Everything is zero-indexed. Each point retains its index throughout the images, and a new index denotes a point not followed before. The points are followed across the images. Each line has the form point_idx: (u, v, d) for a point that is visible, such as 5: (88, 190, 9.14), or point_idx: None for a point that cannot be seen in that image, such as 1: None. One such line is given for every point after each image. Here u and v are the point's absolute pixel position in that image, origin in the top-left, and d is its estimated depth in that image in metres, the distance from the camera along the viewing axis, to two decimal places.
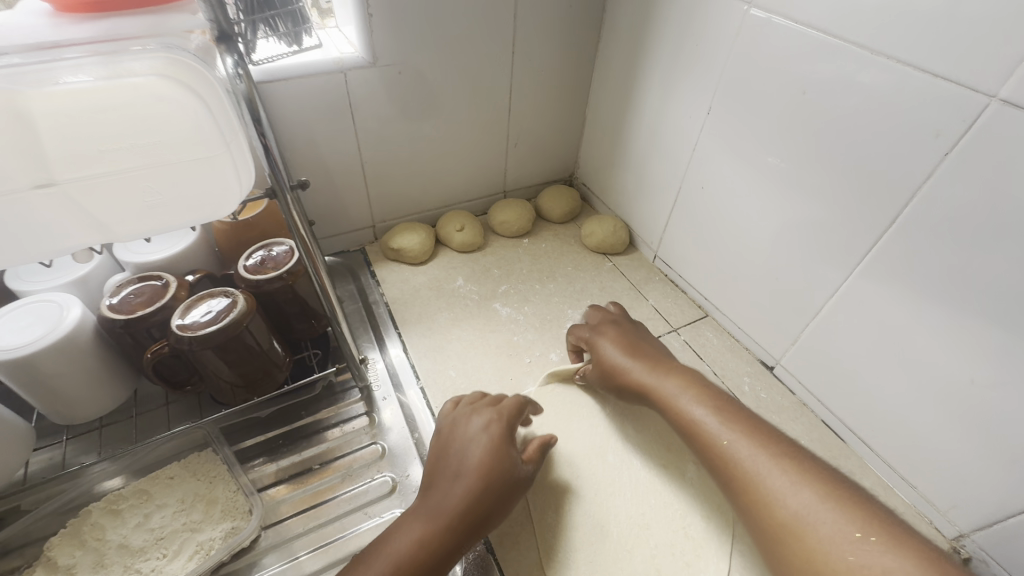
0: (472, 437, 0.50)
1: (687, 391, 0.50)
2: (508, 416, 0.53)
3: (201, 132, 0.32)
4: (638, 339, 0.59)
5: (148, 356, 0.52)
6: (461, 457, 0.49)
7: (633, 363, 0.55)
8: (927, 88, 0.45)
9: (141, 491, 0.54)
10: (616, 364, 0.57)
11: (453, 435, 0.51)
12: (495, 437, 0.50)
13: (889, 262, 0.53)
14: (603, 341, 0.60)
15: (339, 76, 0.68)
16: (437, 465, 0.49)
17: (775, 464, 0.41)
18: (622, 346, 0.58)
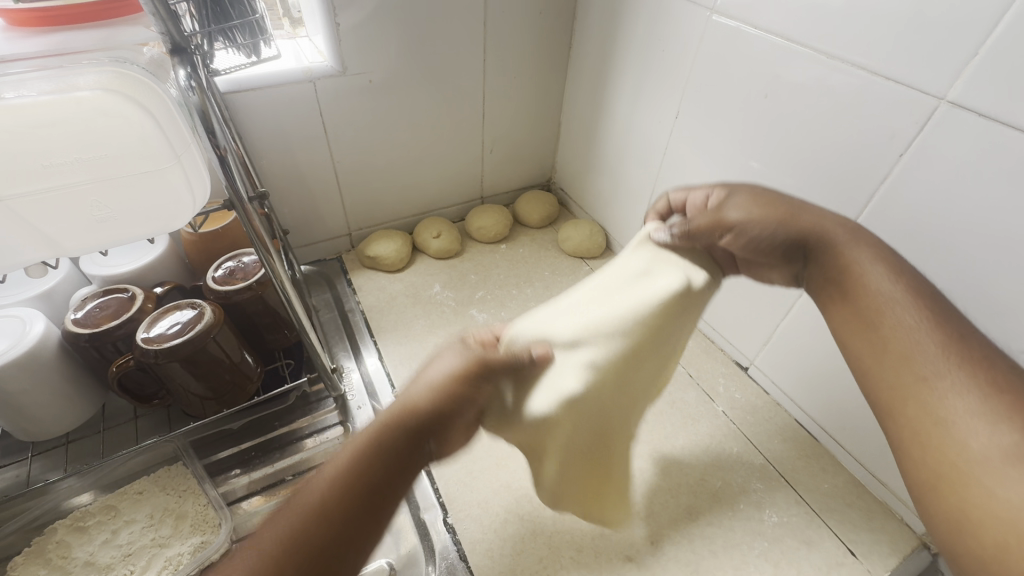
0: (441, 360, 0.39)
1: (875, 262, 0.39)
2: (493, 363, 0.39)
3: (151, 145, 0.32)
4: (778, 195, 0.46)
5: (114, 370, 0.51)
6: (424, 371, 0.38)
7: (774, 212, 0.43)
8: (880, 91, 0.46)
9: (110, 507, 0.53)
10: (755, 212, 0.44)
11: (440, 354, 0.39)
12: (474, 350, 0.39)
13: None
14: (731, 194, 0.47)
15: (308, 85, 0.67)
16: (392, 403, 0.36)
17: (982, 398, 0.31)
18: (758, 201, 0.45)
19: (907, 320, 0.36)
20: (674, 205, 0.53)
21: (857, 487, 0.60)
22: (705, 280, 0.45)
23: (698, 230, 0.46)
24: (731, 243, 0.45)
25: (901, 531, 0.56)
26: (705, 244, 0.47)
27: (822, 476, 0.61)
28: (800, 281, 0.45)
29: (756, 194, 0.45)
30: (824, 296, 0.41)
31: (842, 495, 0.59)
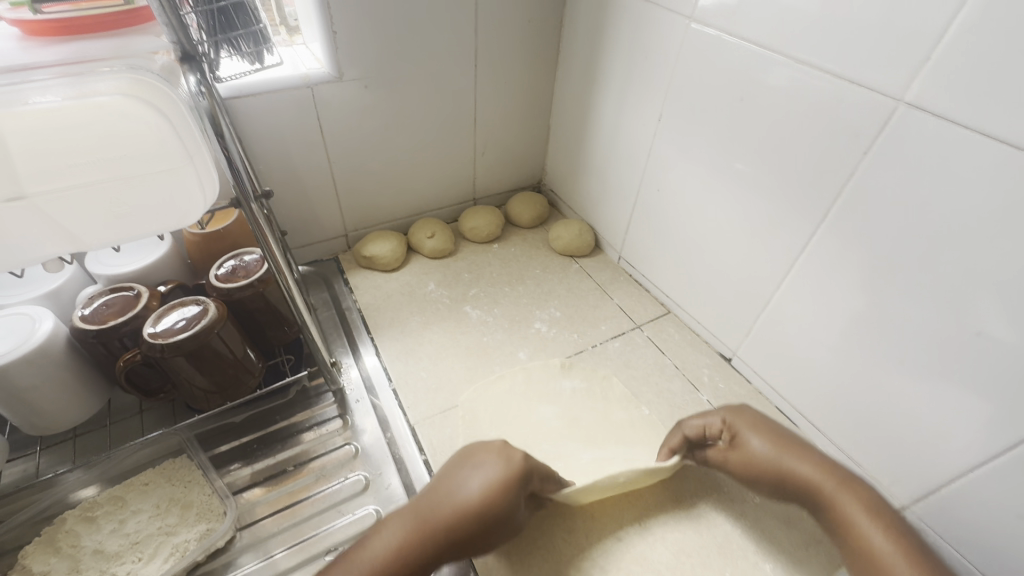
0: (483, 477, 0.46)
1: (850, 494, 0.47)
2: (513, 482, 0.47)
3: (166, 147, 0.35)
4: (778, 424, 0.55)
5: (121, 364, 0.53)
6: (460, 481, 0.47)
7: (794, 464, 0.51)
8: (845, 93, 0.50)
9: (117, 498, 0.55)
10: (772, 447, 0.53)
11: (477, 457, 0.48)
12: (517, 476, 0.47)
13: (826, 255, 0.57)
14: (744, 428, 0.55)
15: (307, 91, 0.70)
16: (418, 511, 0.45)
17: (868, 513, 0.46)
18: (769, 437, 0.53)
19: (859, 514, 0.46)
20: (687, 437, 0.58)
21: None
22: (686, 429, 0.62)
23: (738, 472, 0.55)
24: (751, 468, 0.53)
25: None
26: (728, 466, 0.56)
27: None
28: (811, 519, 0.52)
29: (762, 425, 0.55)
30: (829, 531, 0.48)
31: None
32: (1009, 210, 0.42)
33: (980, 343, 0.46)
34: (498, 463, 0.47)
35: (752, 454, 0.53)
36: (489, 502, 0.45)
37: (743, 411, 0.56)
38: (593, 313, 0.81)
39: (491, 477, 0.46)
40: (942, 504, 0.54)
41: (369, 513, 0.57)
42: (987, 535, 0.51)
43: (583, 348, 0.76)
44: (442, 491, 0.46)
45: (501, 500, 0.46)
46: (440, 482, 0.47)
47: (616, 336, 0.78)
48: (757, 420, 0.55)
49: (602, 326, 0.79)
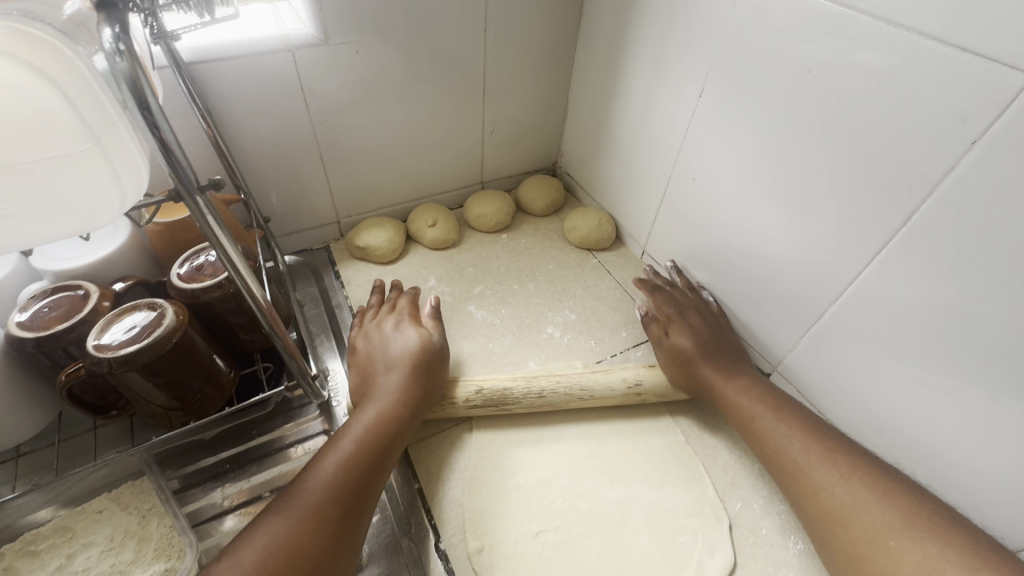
0: (393, 334, 0.59)
1: (713, 371, 0.58)
2: (408, 311, 0.63)
3: (50, 121, 0.26)
4: (707, 328, 0.63)
5: (63, 379, 0.45)
6: (389, 342, 0.58)
7: (695, 358, 0.59)
8: (955, 67, 0.39)
9: (65, 528, 0.48)
10: (691, 340, 0.61)
11: (382, 333, 0.59)
12: (409, 322, 0.61)
13: (906, 268, 0.47)
14: (675, 326, 0.63)
15: (287, 56, 0.60)
16: (366, 367, 0.56)
17: (755, 399, 0.55)
18: (689, 333, 0.61)
19: (767, 418, 0.53)
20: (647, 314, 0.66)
21: None
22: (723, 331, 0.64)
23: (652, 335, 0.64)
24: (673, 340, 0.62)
25: None
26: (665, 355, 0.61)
27: None
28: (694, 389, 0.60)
29: (706, 318, 0.64)
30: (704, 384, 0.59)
31: None
32: None
33: None
34: (392, 320, 0.61)
35: (673, 345, 0.61)
36: (409, 344, 0.57)
37: (686, 309, 0.65)
38: (613, 317, 0.72)
39: (397, 333, 0.59)
40: None
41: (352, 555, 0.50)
42: None
43: (601, 357, 0.67)
44: (375, 373, 0.55)
45: (414, 341, 0.57)
46: (369, 364, 0.56)
47: (638, 344, 0.69)
48: (696, 322, 0.63)
49: (623, 333, 0.70)
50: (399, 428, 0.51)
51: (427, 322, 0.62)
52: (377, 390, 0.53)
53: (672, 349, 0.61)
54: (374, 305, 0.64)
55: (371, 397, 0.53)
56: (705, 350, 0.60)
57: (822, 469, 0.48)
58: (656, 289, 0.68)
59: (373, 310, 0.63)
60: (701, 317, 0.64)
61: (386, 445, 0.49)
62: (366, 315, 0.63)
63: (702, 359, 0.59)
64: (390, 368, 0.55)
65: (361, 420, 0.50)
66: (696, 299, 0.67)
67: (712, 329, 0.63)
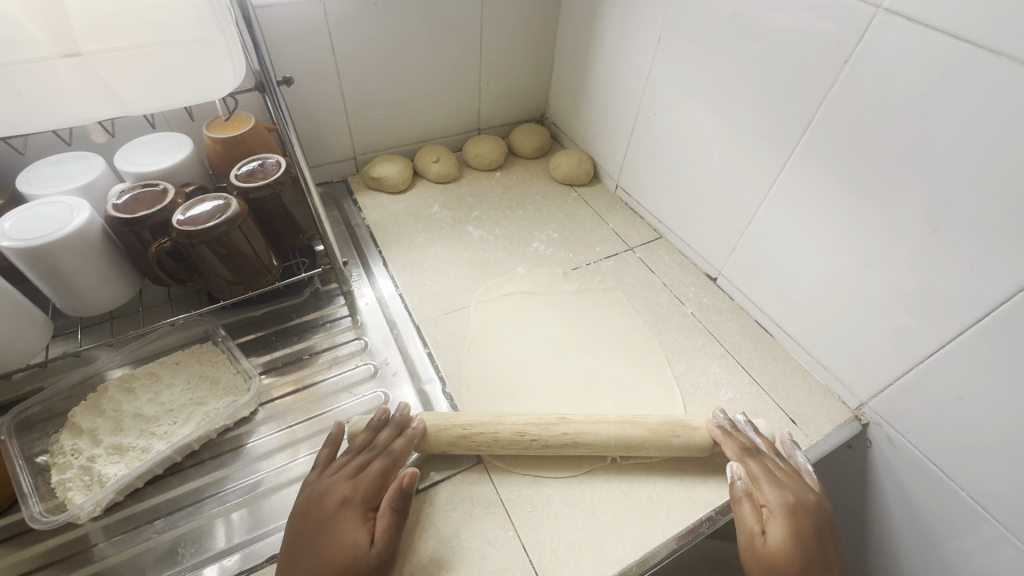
0: (330, 525, 0.47)
1: None
2: (368, 487, 0.50)
3: (198, 15, 0.38)
4: (817, 543, 0.48)
5: (152, 249, 0.58)
6: (326, 532, 0.46)
7: (787, 571, 0.47)
8: (832, 5, 0.53)
9: (152, 373, 0.61)
10: (791, 550, 0.47)
11: (321, 508, 0.48)
12: (358, 505, 0.48)
13: (805, 170, 0.61)
14: (773, 517, 0.49)
15: (318, 6, 0.72)
16: (291, 557, 0.45)
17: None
18: (793, 537, 0.48)
19: None
20: (739, 480, 0.52)
21: (802, 372, 0.69)
22: (829, 517, 0.50)
23: (740, 515, 0.51)
24: (764, 538, 0.49)
25: (836, 405, 0.66)
26: (743, 544, 0.50)
27: (773, 363, 0.70)
28: None
29: (817, 520, 0.50)
30: None
31: (789, 380, 0.68)
32: (969, 115, 0.45)
33: (934, 240, 0.51)
34: (340, 492, 0.49)
35: (766, 546, 0.48)
36: (344, 547, 0.45)
37: (799, 508, 0.49)
38: (588, 236, 0.85)
39: (336, 521, 0.47)
40: (896, 397, 0.60)
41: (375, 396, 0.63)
42: (929, 420, 0.57)
43: (578, 265, 0.81)
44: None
45: (345, 546, 0.45)
46: (294, 553, 0.45)
47: (609, 257, 0.82)
48: (805, 526, 0.49)
49: (596, 248, 0.83)
50: None
51: (380, 517, 0.48)
52: None
53: (762, 551, 0.48)
54: (343, 463, 0.52)
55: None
56: (806, 570, 0.47)
57: None
58: (750, 457, 0.54)
59: (339, 463, 0.52)
60: (814, 523, 0.49)
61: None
62: (323, 472, 0.52)
63: None
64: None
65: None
66: (807, 487, 0.52)
67: (824, 543, 0.49)
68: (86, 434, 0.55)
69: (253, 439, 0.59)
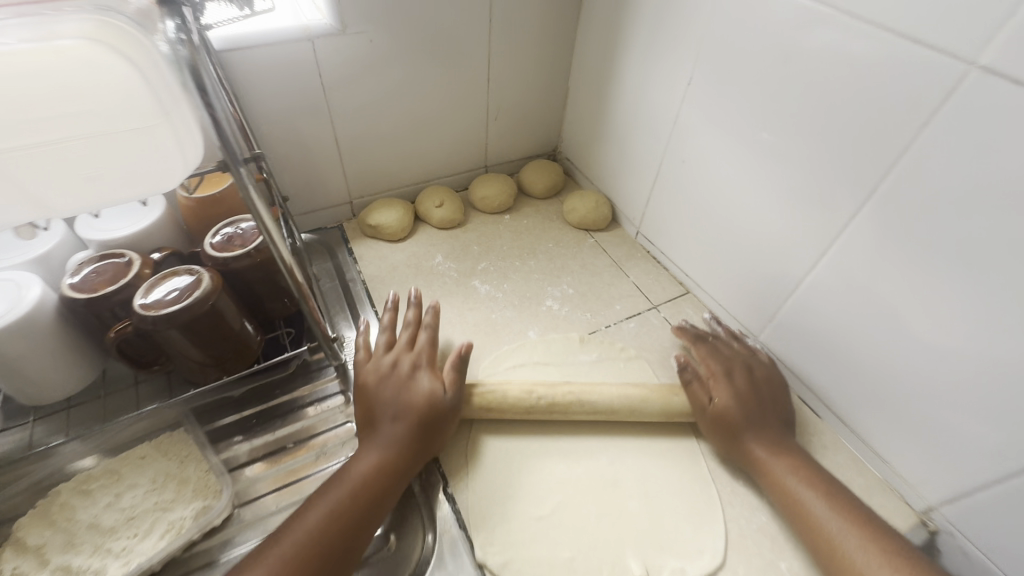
0: (406, 380, 0.57)
1: (758, 440, 0.57)
2: (428, 358, 0.60)
3: (134, 98, 0.31)
4: (756, 396, 0.59)
5: (112, 335, 0.51)
6: (405, 388, 0.56)
7: (740, 418, 0.58)
8: (908, 56, 0.44)
9: (113, 471, 0.54)
10: (737, 406, 0.58)
11: (394, 375, 0.57)
12: (425, 368, 0.59)
13: (867, 240, 0.52)
14: (720, 382, 0.60)
15: (307, 44, 0.65)
16: (372, 411, 0.55)
17: (806, 483, 0.53)
18: (740, 398, 0.59)
19: (795, 481, 0.53)
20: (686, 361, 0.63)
21: (856, 463, 0.61)
22: (764, 376, 0.62)
23: (693, 396, 0.60)
24: (716, 405, 0.59)
25: (898, 506, 0.57)
26: (700, 412, 0.60)
27: (822, 452, 0.61)
28: (724, 451, 0.58)
29: (754, 377, 0.61)
30: (741, 442, 0.57)
31: (843, 473, 0.60)
32: None
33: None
34: (407, 362, 0.59)
35: (716, 407, 0.59)
36: (424, 398, 0.55)
37: (737, 373, 0.61)
38: (608, 292, 0.77)
39: (411, 380, 0.57)
40: (974, 509, 0.51)
41: None
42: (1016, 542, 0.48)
43: (597, 328, 0.72)
44: (383, 420, 0.54)
45: (425, 395, 0.56)
46: (377, 406, 0.55)
47: (631, 316, 0.74)
48: (744, 389, 0.60)
49: (617, 306, 0.75)
50: (390, 487, 0.51)
51: (445, 373, 0.59)
52: (377, 440, 0.53)
53: (714, 412, 0.58)
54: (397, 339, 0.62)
55: (371, 449, 0.52)
56: (748, 416, 0.58)
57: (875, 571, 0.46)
58: (699, 345, 0.65)
59: (392, 340, 0.62)
60: (752, 386, 0.60)
61: (375, 502, 0.49)
62: (381, 346, 0.61)
63: (749, 429, 0.57)
64: (395, 418, 0.54)
65: (355, 473, 0.50)
66: (743, 353, 0.64)
67: (762, 396, 0.60)
68: (30, 553, 0.48)
69: (226, 552, 0.51)
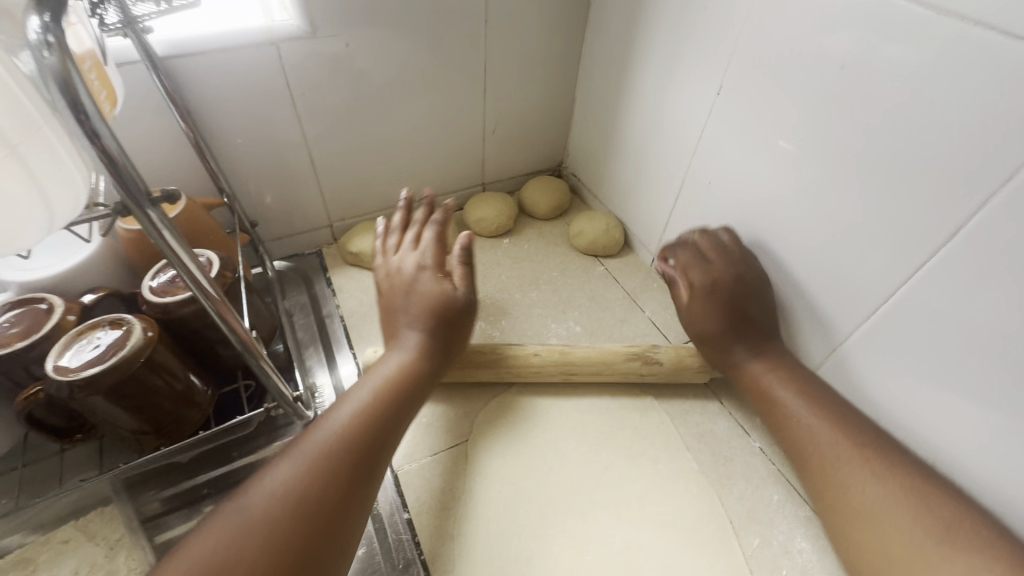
0: (414, 278, 0.51)
1: (743, 350, 0.55)
2: (436, 254, 0.53)
3: None
4: (738, 298, 0.55)
5: (19, 403, 0.42)
6: (414, 286, 0.51)
7: (716, 324, 0.56)
8: (1009, 61, 0.34)
9: (26, 561, 0.45)
10: (716, 313, 0.56)
11: (398, 279, 0.52)
12: (431, 265, 0.52)
13: (936, 296, 0.42)
14: (699, 284, 0.57)
15: (270, 49, 0.56)
16: (389, 316, 0.51)
17: (798, 396, 0.51)
18: (716, 305, 0.56)
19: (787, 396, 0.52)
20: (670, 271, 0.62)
21: None
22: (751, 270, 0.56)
23: (682, 304, 0.60)
24: (698, 310, 0.57)
25: None
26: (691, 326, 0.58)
27: None
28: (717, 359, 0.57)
29: (736, 285, 0.56)
30: (724, 350, 0.56)
31: None
32: None
33: None
34: (411, 261, 0.53)
35: (693, 317, 0.58)
36: (432, 295, 0.50)
37: (720, 282, 0.56)
38: (620, 330, 0.67)
39: (416, 279, 0.51)
40: None
41: None
42: None
43: None
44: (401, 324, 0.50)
45: (434, 291, 0.50)
46: (391, 309, 0.51)
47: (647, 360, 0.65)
48: (726, 292, 0.56)
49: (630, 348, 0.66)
50: (412, 395, 0.47)
51: (453, 270, 0.53)
52: (395, 347, 0.49)
53: (692, 326, 0.58)
54: (400, 228, 0.57)
55: (390, 356, 0.49)
56: (727, 329, 0.56)
57: (857, 474, 0.45)
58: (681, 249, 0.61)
59: (397, 240, 0.55)
60: (733, 291, 0.56)
61: (400, 405, 0.46)
62: (387, 248, 0.55)
63: (733, 337, 0.55)
64: (411, 323, 0.50)
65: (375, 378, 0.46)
66: (733, 263, 0.57)
67: (746, 296, 0.56)
68: None
69: None
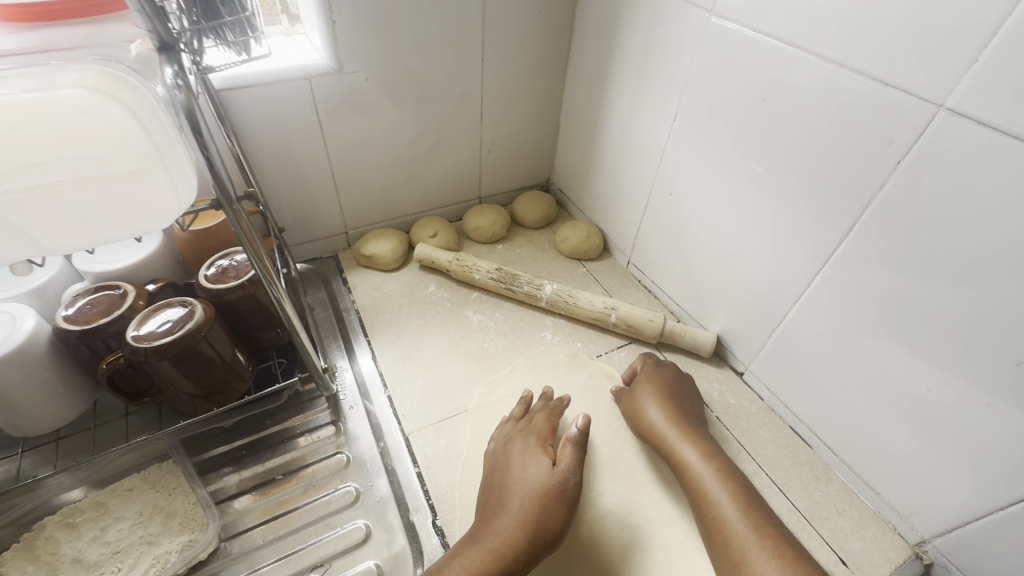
0: (518, 462, 0.54)
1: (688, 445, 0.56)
2: (540, 430, 0.57)
3: (134, 144, 0.36)
4: (676, 394, 0.62)
5: (104, 366, 0.51)
6: (511, 475, 0.53)
7: (662, 417, 0.59)
8: (877, 97, 0.45)
9: (99, 504, 0.53)
10: (664, 413, 0.59)
11: (499, 469, 0.54)
12: (536, 443, 0.55)
13: (846, 276, 0.53)
14: (644, 393, 0.62)
15: (304, 83, 0.67)
16: (489, 494, 0.52)
17: (704, 457, 0.54)
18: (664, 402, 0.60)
19: (698, 463, 0.54)
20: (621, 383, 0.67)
21: (848, 494, 0.60)
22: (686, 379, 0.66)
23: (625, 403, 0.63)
24: (655, 411, 0.60)
25: (892, 540, 0.56)
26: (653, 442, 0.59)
27: (815, 483, 0.61)
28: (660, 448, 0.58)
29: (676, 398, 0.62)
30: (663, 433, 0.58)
31: (835, 504, 0.59)
32: None
33: (1019, 374, 0.42)
34: (518, 440, 0.57)
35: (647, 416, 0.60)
36: (533, 483, 0.50)
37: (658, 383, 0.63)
38: None
39: (516, 461, 0.54)
40: (967, 542, 0.50)
41: (358, 528, 0.55)
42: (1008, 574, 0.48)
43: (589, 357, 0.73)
44: (496, 507, 0.50)
45: (537, 477, 0.51)
46: (492, 499, 0.51)
47: (622, 346, 0.75)
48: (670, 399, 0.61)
49: (607, 336, 0.76)
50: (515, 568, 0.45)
51: (564, 449, 0.53)
52: (491, 527, 0.48)
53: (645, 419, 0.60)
54: (515, 418, 0.61)
55: (487, 530, 0.48)
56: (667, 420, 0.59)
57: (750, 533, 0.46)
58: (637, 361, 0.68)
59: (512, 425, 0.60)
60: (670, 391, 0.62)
61: None
62: (500, 434, 0.60)
63: (674, 423, 0.58)
64: (508, 499, 0.50)
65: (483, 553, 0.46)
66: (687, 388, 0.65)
67: (682, 396, 0.62)
68: None
69: None
